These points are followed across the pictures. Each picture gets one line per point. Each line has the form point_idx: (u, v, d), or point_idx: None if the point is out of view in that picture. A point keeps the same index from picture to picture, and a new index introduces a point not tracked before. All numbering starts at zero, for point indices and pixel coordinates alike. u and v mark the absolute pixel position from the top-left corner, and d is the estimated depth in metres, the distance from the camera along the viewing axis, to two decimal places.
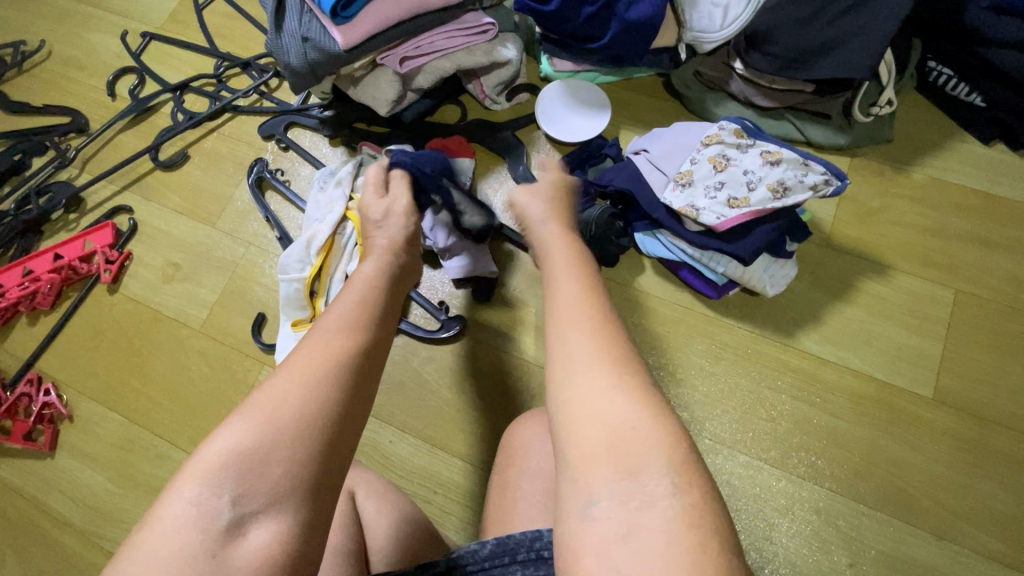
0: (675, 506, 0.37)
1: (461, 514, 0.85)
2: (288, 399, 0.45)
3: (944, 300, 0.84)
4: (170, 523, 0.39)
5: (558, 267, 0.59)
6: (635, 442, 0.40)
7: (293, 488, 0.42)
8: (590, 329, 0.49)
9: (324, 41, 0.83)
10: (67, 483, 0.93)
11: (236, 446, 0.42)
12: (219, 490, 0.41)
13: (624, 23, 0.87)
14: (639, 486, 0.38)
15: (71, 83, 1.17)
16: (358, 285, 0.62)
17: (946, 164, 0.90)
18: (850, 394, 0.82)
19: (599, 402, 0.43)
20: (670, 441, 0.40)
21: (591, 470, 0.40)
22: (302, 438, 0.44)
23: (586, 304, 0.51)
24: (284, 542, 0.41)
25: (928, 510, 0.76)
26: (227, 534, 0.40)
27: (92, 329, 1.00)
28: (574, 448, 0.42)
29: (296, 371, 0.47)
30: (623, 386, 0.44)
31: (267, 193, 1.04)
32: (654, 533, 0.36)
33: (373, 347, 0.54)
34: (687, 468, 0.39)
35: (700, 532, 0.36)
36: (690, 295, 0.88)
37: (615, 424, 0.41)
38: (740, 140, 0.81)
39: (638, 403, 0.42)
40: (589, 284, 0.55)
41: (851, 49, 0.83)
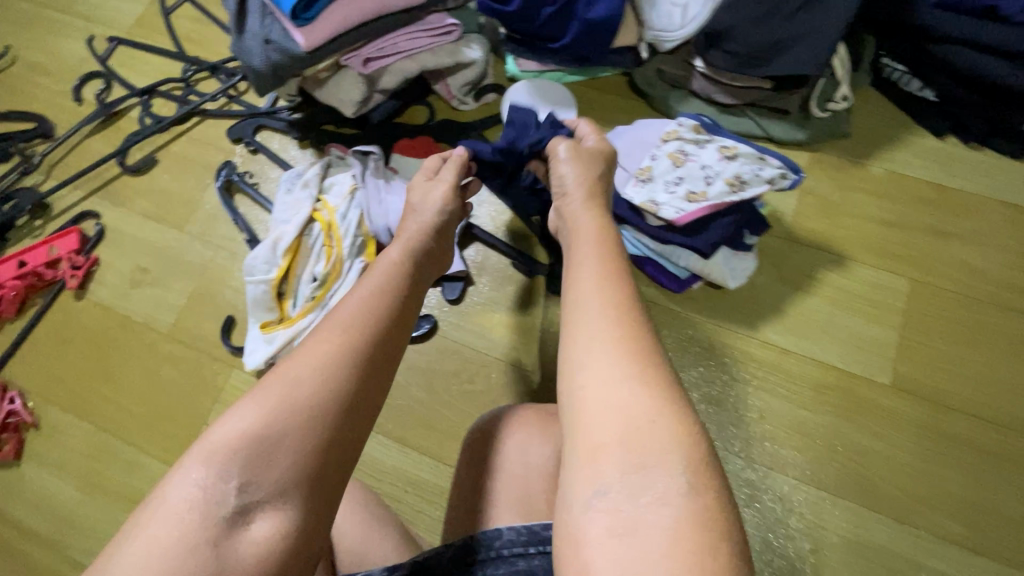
0: (688, 506, 0.38)
1: (432, 512, 0.85)
2: (301, 387, 0.46)
3: (901, 290, 0.87)
4: (176, 505, 0.41)
5: (586, 253, 0.58)
6: (651, 438, 0.41)
7: (298, 480, 0.43)
8: (614, 321, 0.49)
9: (286, 43, 0.83)
10: (33, 492, 0.92)
11: (246, 430, 0.43)
12: (226, 476, 0.42)
13: (585, 24, 0.88)
14: (650, 480, 0.39)
15: (36, 89, 1.16)
16: (382, 269, 0.61)
17: (903, 158, 0.93)
18: (812, 383, 0.83)
19: (618, 395, 0.44)
20: (688, 441, 0.41)
21: (603, 458, 0.41)
22: (315, 425, 0.45)
23: (609, 294, 0.51)
24: (288, 532, 0.42)
25: (888, 494, 0.78)
26: (233, 522, 0.41)
27: (57, 335, 0.99)
28: (585, 438, 0.43)
29: (314, 357, 0.48)
30: (643, 380, 0.44)
31: (236, 196, 1.04)
32: (656, 531, 0.37)
33: (394, 324, 0.55)
34: (704, 470, 0.40)
35: (710, 533, 0.36)
36: (656, 289, 0.89)
37: (634, 418, 0.42)
38: (698, 136, 0.82)
39: (657, 400, 0.43)
40: (614, 273, 0.55)
41: (806, 46, 0.84)
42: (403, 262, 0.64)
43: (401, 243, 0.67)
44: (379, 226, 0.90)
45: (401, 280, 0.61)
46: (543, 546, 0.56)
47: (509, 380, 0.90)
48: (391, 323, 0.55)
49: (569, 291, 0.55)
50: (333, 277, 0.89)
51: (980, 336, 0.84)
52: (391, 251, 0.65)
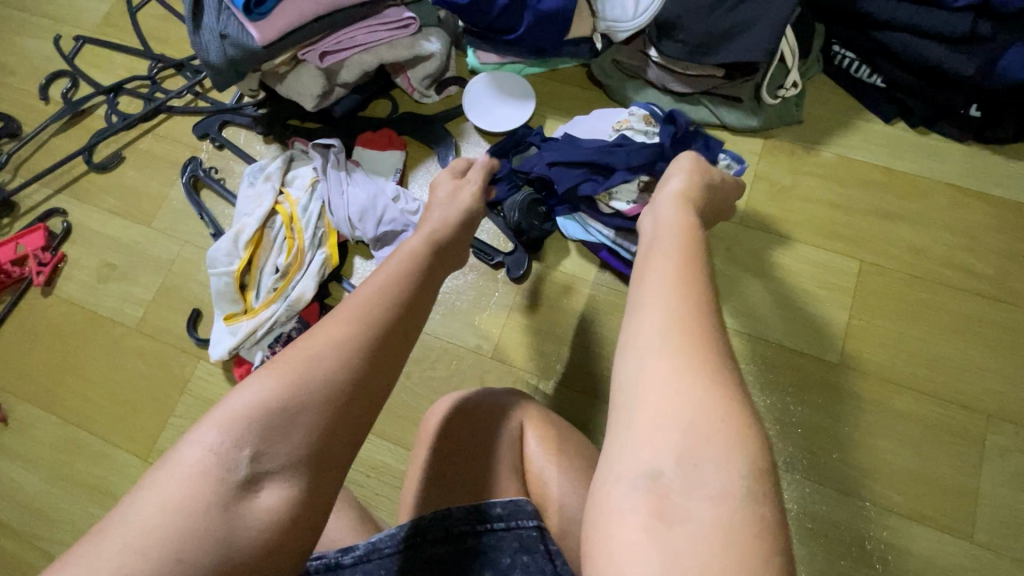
0: (745, 511, 0.34)
1: (394, 496, 0.87)
2: (319, 365, 0.46)
3: (849, 271, 0.89)
4: (188, 465, 0.42)
5: (665, 239, 0.52)
6: (714, 435, 0.37)
7: (308, 454, 0.45)
8: (689, 309, 0.43)
9: (241, 38, 0.84)
10: (3, 484, 0.93)
11: (262, 400, 0.45)
12: (240, 443, 0.43)
13: (537, 15, 0.89)
14: (705, 477, 0.36)
15: (3, 88, 1.16)
16: (402, 255, 0.60)
17: (852, 143, 0.95)
18: (763, 362, 0.86)
19: (683, 389, 0.39)
20: (755, 448, 0.37)
21: (656, 444, 0.38)
22: (329, 404, 0.45)
23: (687, 281, 0.45)
24: (293, 504, 0.44)
25: (832, 467, 0.81)
26: (244, 488, 0.43)
27: (26, 331, 1.00)
28: (643, 422, 0.39)
29: (340, 342, 0.48)
30: (709, 372, 0.39)
31: (202, 191, 1.05)
32: (703, 528, 0.34)
33: (409, 309, 0.54)
34: (766, 478, 0.36)
35: (765, 545, 0.33)
36: (613, 275, 0.91)
37: (697, 412, 0.38)
38: (647, 126, 0.84)
39: (727, 401, 0.38)
40: (694, 262, 0.48)
41: (753, 35, 0.87)
42: (425, 249, 0.63)
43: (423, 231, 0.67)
44: (339, 215, 0.92)
45: (418, 265, 0.59)
46: (491, 524, 0.59)
47: (471, 366, 0.92)
48: (406, 309, 0.53)
49: (639, 278, 0.49)
50: (295, 267, 0.90)
51: (924, 314, 0.86)
52: (411, 241, 0.64)
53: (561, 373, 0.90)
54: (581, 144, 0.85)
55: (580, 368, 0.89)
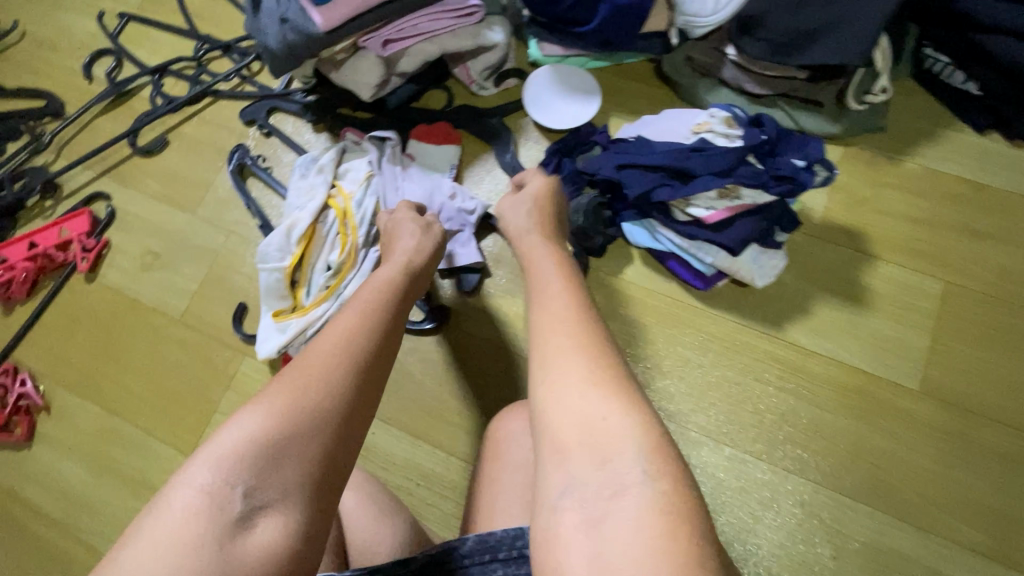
0: (649, 493, 0.38)
1: (443, 507, 0.84)
2: (308, 390, 0.48)
3: (933, 292, 0.83)
4: (177, 511, 0.42)
5: (548, 280, 0.61)
6: (608, 432, 0.42)
7: (298, 486, 0.44)
8: (572, 334, 0.51)
9: (303, 23, 0.80)
10: (43, 474, 0.91)
11: (248, 438, 0.45)
12: (232, 480, 0.43)
13: (615, 7, 0.84)
14: (612, 474, 0.40)
15: (46, 65, 1.13)
16: (371, 288, 0.64)
17: (938, 154, 0.89)
18: (837, 386, 0.81)
19: (580, 402, 0.45)
20: (643, 432, 0.42)
21: (568, 461, 0.42)
22: (320, 431, 0.46)
23: (565, 314, 0.54)
24: (287, 537, 0.43)
25: (911, 502, 0.76)
26: (237, 526, 0.42)
27: (67, 318, 0.98)
28: (553, 444, 0.44)
29: (310, 367, 0.50)
30: (598, 380, 0.46)
31: (248, 179, 1.01)
32: (624, 521, 0.37)
33: (384, 338, 0.57)
34: (661, 457, 0.40)
35: (671, 518, 0.37)
36: (678, 285, 0.86)
37: (592, 417, 0.43)
38: (729, 129, 0.78)
39: (615, 400, 0.44)
40: (573, 294, 0.57)
41: (847, 35, 0.80)
42: (396, 279, 0.67)
43: (394, 263, 0.71)
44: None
45: (389, 297, 0.63)
46: None
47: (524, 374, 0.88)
48: (381, 338, 0.57)
49: (536, 316, 0.56)
50: (348, 266, 0.86)
51: (1012, 341, 0.81)
52: (384, 271, 0.69)
53: None
54: (656, 147, 0.79)
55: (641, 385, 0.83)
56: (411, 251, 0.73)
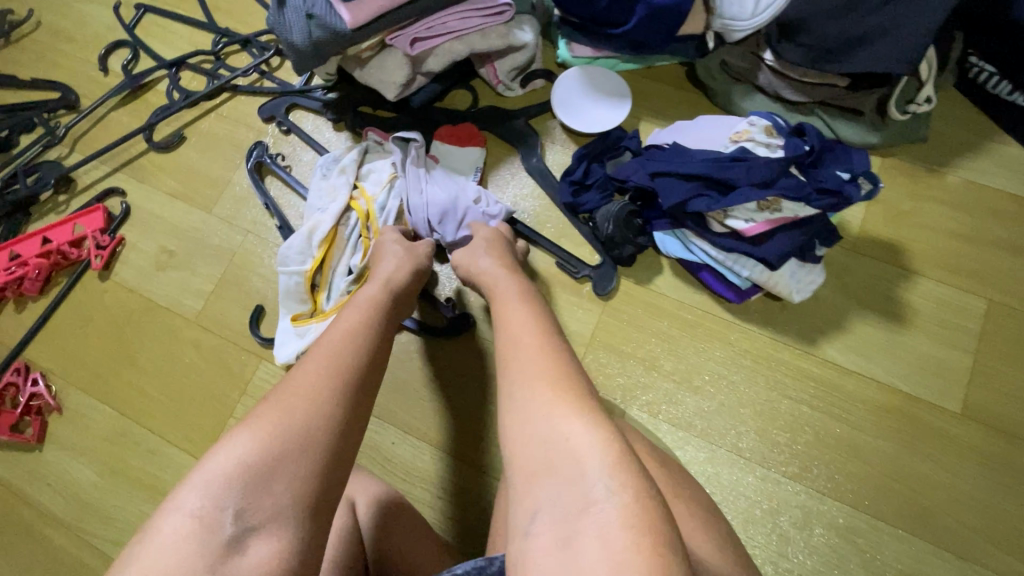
0: (612, 509, 0.35)
1: (464, 521, 0.82)
2: (285, 414, 0.47)
3: (975, 311, 0.80)
4: (167, 538, 0.41)
5: (521, 302, 0.59)
6: (570, 450, 0.39)
7: (290, 503, 0.44)
8: (540, 352, 0.49)
9: (331, 20, 0.78)
10: (55, 476, 0.89)
11: (234, 462, 0.44)
12: (222, 502, 0.42)
13: (650, 9, 0.81)
14: (576, 493, 0.37)
15: (61, 56, 1.11)
16: (355, 308, 0.62)
17: (981, 167, 0.86)
18: (874, 406, 0.78)
19: (543, 423, 0.42)
20: (604, 445, 0.39)
21: (536, 486, 0.40)
22: (309, 454, 0.46)
23: (535, 334, 0.52)
24: (283, 558, 0.42)
25: (951, 529, 0.73)
26: (228, 549, 0.41)
27: (81, 316, 0.96)
28: (521, 470, 0.42)
29: (287, 391, 0.49)
30: (563, 395, 0.44)
31: (266, 178, 0.99)
32: (587, 543, 0.35)
33: (369, 361, 0.56)
34: (625, 469, 0.37)
35: (634, 532, 0.34)
36: (710, 298, 0.83)
37: (554, 436, 0.41)
38: (770, 138, 0.76)
39: (576, 416, 0.41)
40: (540, 317, 0.55)
41: (893, 42, 0.77)
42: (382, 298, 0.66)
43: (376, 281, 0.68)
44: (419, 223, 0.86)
45: (375, 318, 0.62)
46: None
47: None
48: (364, 361, 0.55)
49: (502, 337, 0.54)
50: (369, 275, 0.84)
51: None
52: (368, 288, 0.67)
53: (651, 402, 0.81)
54: (692, 155, 0.76)
55: (670, 401, 0.81)
56: (392, 269, 0.71)
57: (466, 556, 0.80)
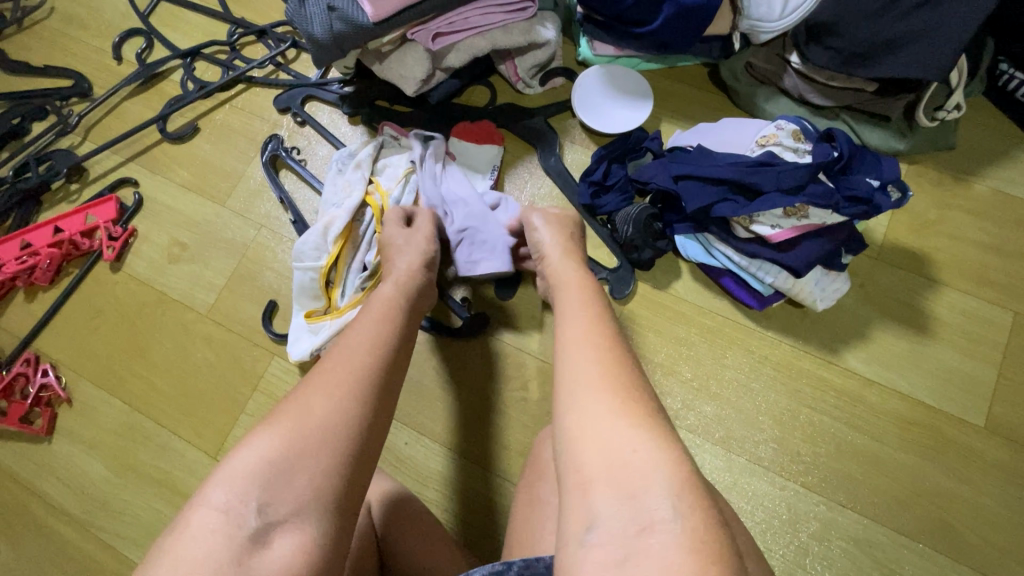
0: (677, 531, 0.35)
1: (477, 524, 0.82)
2: (313, 411, 0.46)
3: (1001, 324, 0.79)
4: (196, 530, 0.40)
5: (568, 299, 0.57)
6: (634, 464, 0.38)
7: (315, 499, 0.43)
8: (594, 354, 0.48)
9: (353, 12, 0.76)
10: (64, 469, 0.89)
11: (266, 457, 0.43)
12: (247, 497, 0.41)
13: (678, 8, 0.79)
14: (638, 509, 0.36)
15: (74, 43, 1.10)
16: (377, 305, 0.61)
17: (1009, 176, 0.84)
18: (896, 418, 0.77)
19: (602, 431, 0.41)
20: (673, 465, 0.38)
21: (591, 495, 0.39)
22: (332, 451, 0.44)
23: (591, 333, 0.50)
24: (309, 553, 0.41)
25: (972, 545, 0.72)
26: (252, 543, 0.40)
27: (92, 308, 0.95)
28: (574, 478, 0.40)
29: (320, 385, 0.48)
30: (625, 407, 0.42)
31: (281, 171, 0.97)
32: (650, 563, 0.34)
33: (394, 357, 0.55)
34: (690, 492, 0.37)
35: (700, 559, 0.33)
36: (730, 303, 0.82)
37: (616, 447, 0.40)
38: (798, 143, 0.75)
39: (641, 428, 0.40)
40: (597, 314, 0.53)
41: (924, 47, 0.75)
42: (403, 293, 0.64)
43: (395, 274, 0.67)
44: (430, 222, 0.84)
45: (399, 313, 0.61)
46: None
47: None
48: (390, 357, 0.54)
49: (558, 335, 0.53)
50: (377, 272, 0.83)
51: None
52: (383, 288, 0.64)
53: (668, 408, 0.80)
54: (718, 158, 0.75)
55: (688, 407, 0.80)
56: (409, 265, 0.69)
57: (479, 559, 0.80)
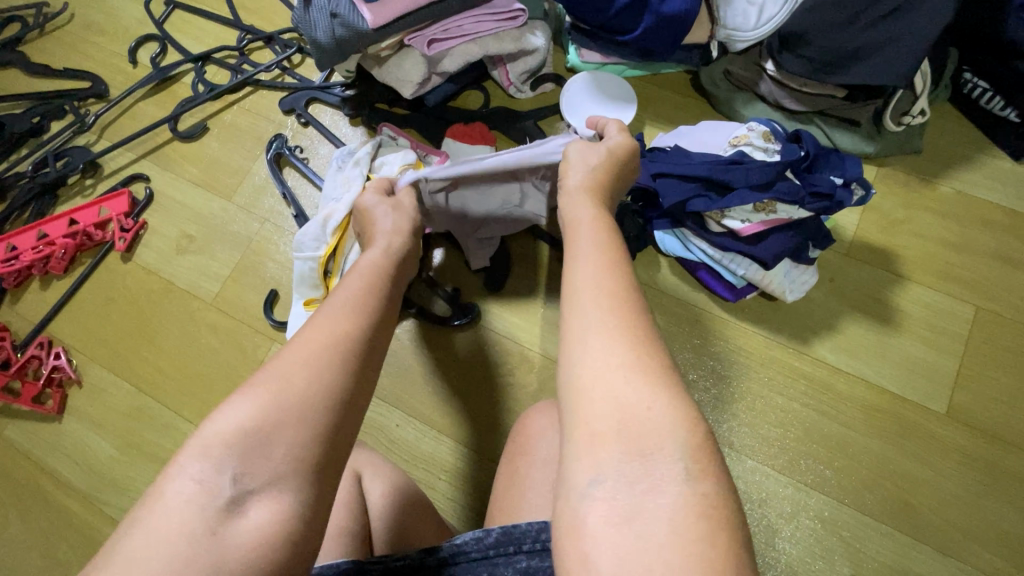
0: (686, 495, 0.33)
1: (462, 502, 0.86)
2: (293, 379, 0.43)
3: (964, 317, 0.83)
4: (172, 501, 0.38)
5: (581, 241, 0.51)
6: (648, 424, 0.36)
7: (295, 467, 0.40)
8: (608, 304, 0.43)
9: (353, 19, 0.82)
10: (73, 447, 0.93)
11: (241, 425, 0.40)
12: (221, 467, 0.39)
13: (658, 17, 0.84)
14: (648, 471, 0.34)
15: (92, 48, 1.16)
16: (359, 279, 0.58)
17: (974, 178, 0.89)
18: (862, 405, 0.81)
19: (617, 387, 0.38)
20: (689, 429, 0.36)
21: (601, 450, 0.36)
22: (311, 418, 0.42)
23: (605, 280, 0.45)
24: (285, 520, 0.39)
25: (934, 526, 0.75)
26: (226, 511, 0.38)
27: (103, 295, 1.00)
28: (580, 431, 0.37)
29: (300, 353, 0.45)
30: (641, 363, 0.39)
31: (284, 169, 1.03)
32: (657, 524, 0.32)
33: (376, 327, 0.52)
34: (705, 456, 0.35)
35: (710, 524, 0.32)
36: (706, 296, 0.87)
37: (631, 406, 0.37)
38: (767, 143, 0.80)
39: (659, 387, 0.37)
40: (615, 260, 0.48)
41: (886, 57, 0.80)
42: (385, 265, 0.62)
43: (378, 245, 0.65)
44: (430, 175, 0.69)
45: (380, 288, 0.58)
46: None
47: (549, 375, 0.90)
48: (373, 326, 0.52)
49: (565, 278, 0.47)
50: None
51: None
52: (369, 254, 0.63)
53: None
54: (693, 158, 0.80)
55: None
56: (390, 231, 0.66)
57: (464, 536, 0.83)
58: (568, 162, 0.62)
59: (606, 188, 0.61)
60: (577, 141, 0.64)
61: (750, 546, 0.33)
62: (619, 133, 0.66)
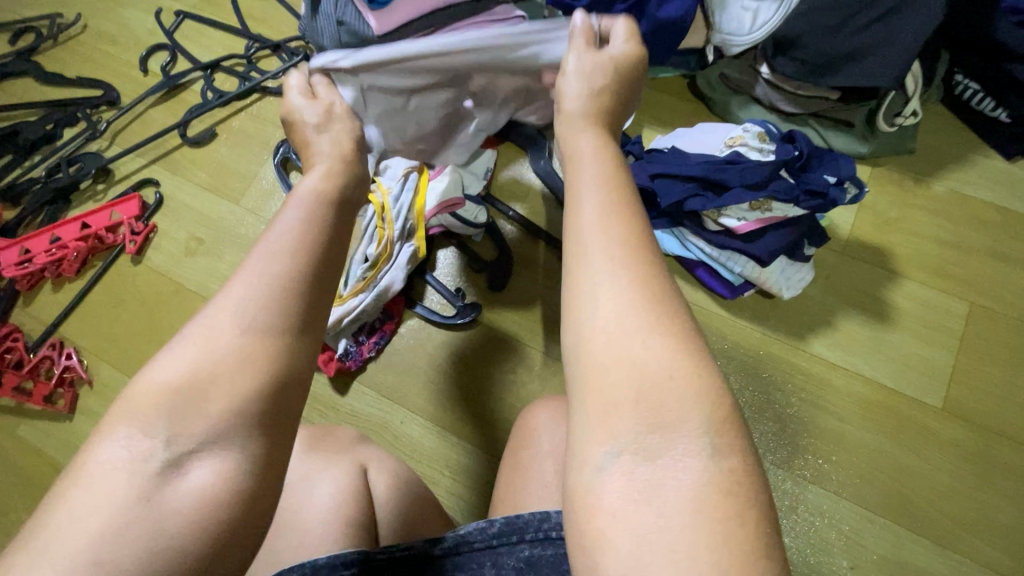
0: (707, 470, 0.33)
1: (466, 497, 0.87)
2: (226, 331, 0.38)
3: (958, 312, 0.85)
4: (98, 471, 0.34)
5: (587, 180, 0.46)
6: (667, 396, 0.35)
7: (235, 422, 0.36)
8: (621, 258, 0.40)
9: (359, 27, 0.83)
10: (83, 446, 0.95)
11: (173, 381, 0.37)
12: (151, 430, 0.35)
13: (654, 22, 0.84)
14: (667, 444, 0.34)
15: (104, 57, 1.19)
16: (300, 205, 0.48)
17: (967, 177, 0.91)
18: (860, 400, 0.82)
19: (636, 351, 0.37)
20: (713, 404, 0.35)
21: (614, 421, 0.35)
22: (250, 367, 0.37)
23: (621, 230, 0.42)
24: (233, 479, 0.35)
25: (931, 519, 0.76)
26: (163, 476, 0.34)
27: (113, 298, 1.03)
28: (593, 401, 0.36)
29: (240, 298, 0.40)
30: (661, 330, 0.37)
31: (291, 173, 1.05)
32: (679, 501, 0.32)
33: (323, 258, 0.45)
34: (730, 431, 0.35)
35: (737, 502, 0.32)
36: (705, 294, 0.88)
37: (650, 375, 0.36)
38: (763, 143, 0.82)
39: (681, 353, 0.37)
40: (627, 204, 0.44)
41: (880, 58, 0.82)
42: (328, 193, 0.50)
43: (318, 169, 0.53)
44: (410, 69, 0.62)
45: (325, 218, 0.48)
46: None
47: (549, 373, 0.92)
48: (318, 262, 0.44)
49: (571, 226, 0.43)
50: (421, 236, 0.88)
51: None
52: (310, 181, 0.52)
53: None
54: (690, 158, 0.82)
55: None
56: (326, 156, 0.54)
57: None
58: (563, 83, 0.55)
59: (606, 115, 0.54)
60: (575, 53, 0.56)
61: (773, 521, 0.33)
62: (625, 40, 0.56)
